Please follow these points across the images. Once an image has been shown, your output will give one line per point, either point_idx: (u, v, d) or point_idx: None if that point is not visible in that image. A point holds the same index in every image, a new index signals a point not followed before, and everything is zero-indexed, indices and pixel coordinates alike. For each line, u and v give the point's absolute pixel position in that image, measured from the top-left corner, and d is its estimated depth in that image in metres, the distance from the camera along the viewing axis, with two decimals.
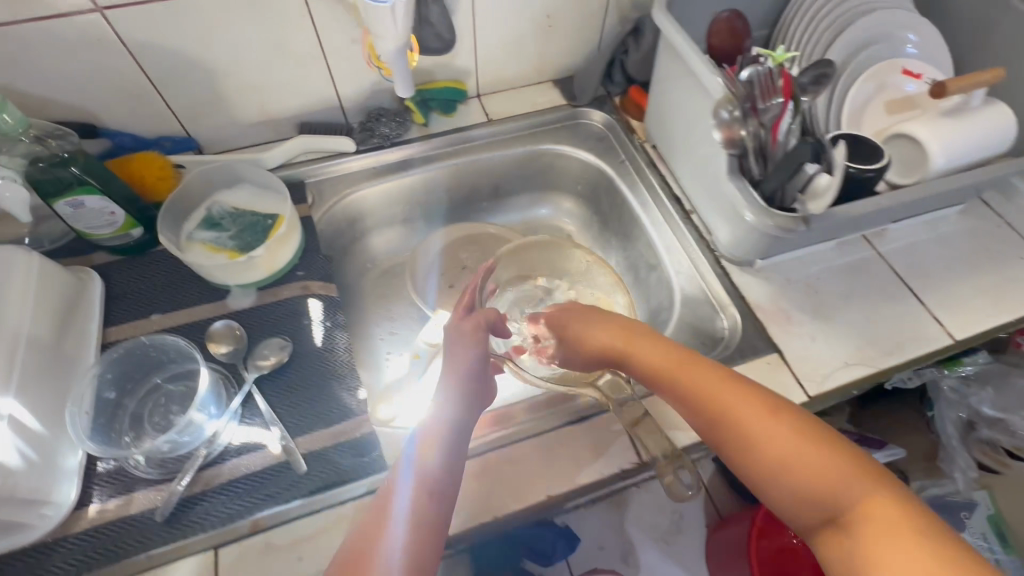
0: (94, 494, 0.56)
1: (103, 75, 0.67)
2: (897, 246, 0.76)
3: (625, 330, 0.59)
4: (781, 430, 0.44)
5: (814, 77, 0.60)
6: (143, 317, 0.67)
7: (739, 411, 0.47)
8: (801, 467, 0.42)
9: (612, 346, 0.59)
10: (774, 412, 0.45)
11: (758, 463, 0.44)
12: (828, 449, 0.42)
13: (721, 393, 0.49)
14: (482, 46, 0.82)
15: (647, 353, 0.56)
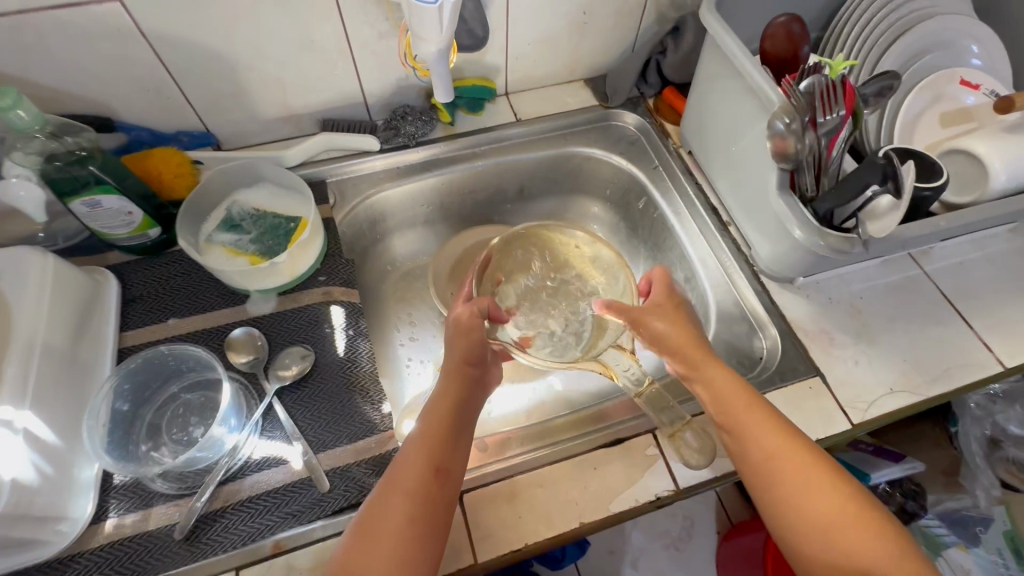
0: (111, 508, 0.54)
1: (122, 67, 0.63)
2: (946, 265, 0.73)
3: (696, 344, 0.58)
4: (836, 501, 0.47)
5: (878, 88, 0.57)
6: (161, 321, 0.65)
7: (797, 475, 0.49)
8: (850, 541, 0.45)
9: (684, 351, 0.57)
10: (832, 483, 0.48)
11: (806, 524, 0.47)
12: (877, 528, 0.45)
13: (784, 453, 0.50)
14: (515, 43, 0.78)
15: (719, 381, 0.55)
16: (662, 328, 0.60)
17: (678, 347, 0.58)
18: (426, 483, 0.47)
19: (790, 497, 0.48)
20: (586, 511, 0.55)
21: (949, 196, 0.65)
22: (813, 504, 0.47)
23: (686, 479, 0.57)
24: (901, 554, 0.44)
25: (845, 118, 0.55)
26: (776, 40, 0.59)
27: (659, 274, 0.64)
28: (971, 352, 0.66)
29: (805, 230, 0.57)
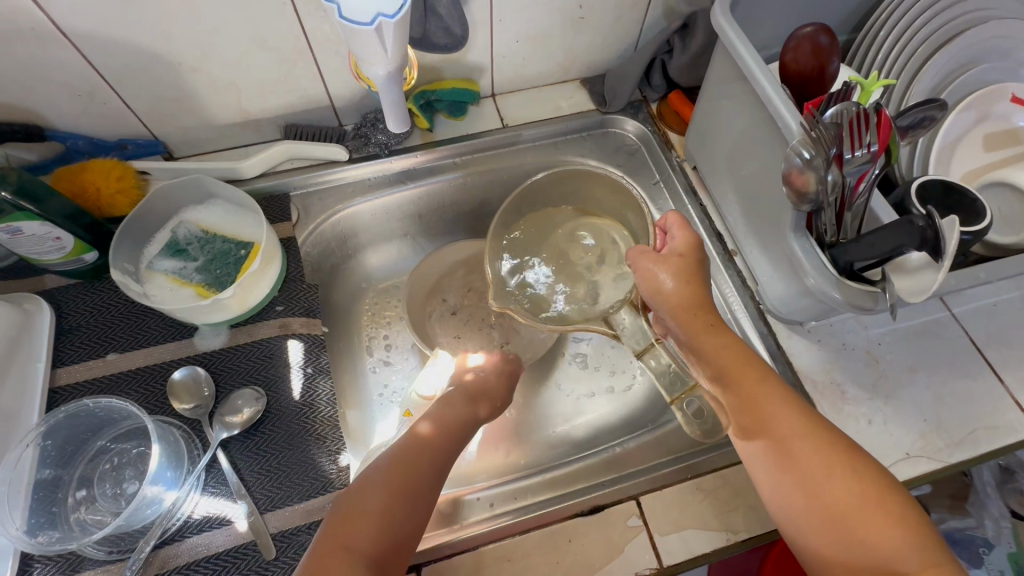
0: (34, 574, 0.49)
1: (45, 70, 0.55)
2: (976, 307, 0.65)
3: (702, 308, 0.49)
4: (854, 483, 0.40)
5: (917, 119, 0.48)
6: (97, 357, 0.58)
7: (806, 456, 0.41)
8: (864, 526, 0.38)
9: (692, 315, 0.48)
10: (850, 463, 0.41)
11: (814, 509, 0.40)
12: (898, 514, 0.38)
13: (796, 433, 0.43)
14: (501, 40, 0.69)
15: (723, 350, 0.47)
16: (671, 286, 0.49)
17: (683, 312, 0.48)
18: (396, 498, 0.45)
19: (801, 480, 0.41)
20: None
21: (991, 235, 0.56)
22: (826, 488, 0.40)
23: (670, 555, 0.51)
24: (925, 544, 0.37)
25: (878, 155, 0.46)
26: (800, 53, 0.50)
27: (677, 221, 0.52)
28: (999, 411, 0.59)
29: (823, 281, 0.49)
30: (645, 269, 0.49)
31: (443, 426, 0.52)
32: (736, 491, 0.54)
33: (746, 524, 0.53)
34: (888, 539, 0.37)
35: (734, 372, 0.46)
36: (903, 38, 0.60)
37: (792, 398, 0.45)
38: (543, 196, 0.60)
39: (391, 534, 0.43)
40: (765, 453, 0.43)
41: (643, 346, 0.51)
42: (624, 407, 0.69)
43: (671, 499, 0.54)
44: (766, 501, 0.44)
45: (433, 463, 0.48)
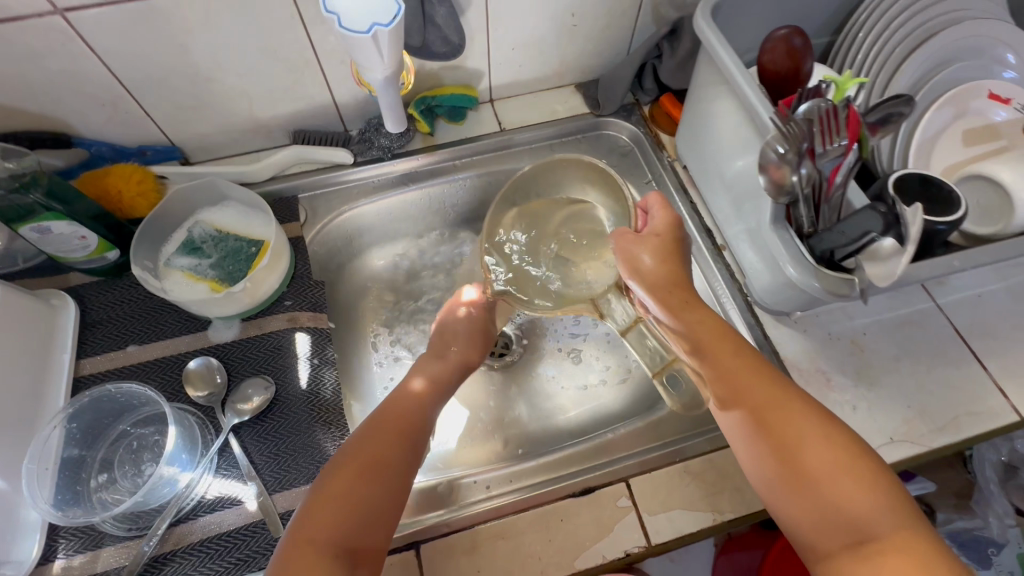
0: (59, 549, 0.52)
1: (73, 82, 0.60)
2: (961, 297, 0.66)
3: (679, 286, 0.49)
4: (829, 449, 0.40)
5: (883, 115, 0.50)
6: (118, 349, 0.62)
7: (781, 425, 0.42)
8: (838, 490, 0.38)
9: (666, 292, 0.48)
10: (824, 430, 0.41)
11: (790, 478, 0.40)
12: (871, 479, 0.38)
13: (771, 403, 0.43)
14: (497, 48, 0.73)
15: (698, 325, 0.47)
16: (650, 264, 0.49)
17: (658, 290, 0.48)
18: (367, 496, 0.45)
19: (778, 448, 0.41)
20: (549, 566, 0.52)
21: (970, 227, 0.58)
22: (803, 455, 0.40)
23: (658, 534, 0.53)
24: (897, 508, 0.37)
25: (849, 148, 0.49)
26: (776, 54, 0.53)
27: (658, 201, 0.53)
28: (983, 398, 0.60)
29: (800, 269, 0.52)
30: (624, 250, 0.50)
31: (399, 417, 0.52)
32: (722, 473, 0.56)
33: (732, 505, 0.55)
34: (861, 503, 0.37)
35: (710, 346, 0.46)
36: (881, 38, 0.63)
37: (768, 368, 0.45)
38: (530, 189, 0.57)
39: (360, 527, 0.44)
40: (743, 423, 0.44)
41: (626, 325, 0.54)
42: (620, 398, 0.71)
43: (659, 481, 0.56)
44: (746, 472, 0.44)
45: (390, 454, 0.48)
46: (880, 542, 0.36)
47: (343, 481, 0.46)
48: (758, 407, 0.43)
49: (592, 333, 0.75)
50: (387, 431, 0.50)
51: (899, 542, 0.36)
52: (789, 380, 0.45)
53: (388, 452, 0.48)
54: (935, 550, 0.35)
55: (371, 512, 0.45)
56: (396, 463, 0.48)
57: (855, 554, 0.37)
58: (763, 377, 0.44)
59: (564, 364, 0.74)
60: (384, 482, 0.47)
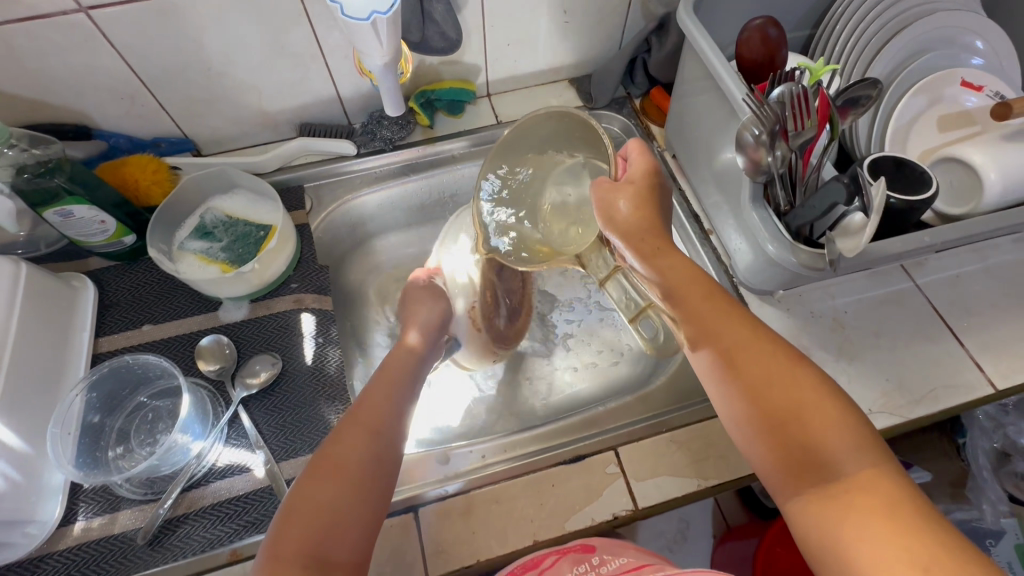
0: (79, 511, 0.56)
1: (94, 77, 0.64)
2: (940, 278, 0.69)
3: (655, 231, 0.50)
4: (798, 389, 0.42)
5: (847, 101, 0.55)
6: (134, 328, 0.66)
7: (752, 364, 0.44)
8: (804, 428, 0.40)
9: (641, 240, 0.49)
10: (794, 372, 0.42)
11: (760, 418, 0.42)
12: (838, 417, 0.40)
13: (745, 346, 0.45)
14: (493, 43, 0.76)
15: (669, 271, 0.48)
16: (626, 211, 0.49)
17: (632, 238, 0.48)
18: (333, 498, 0.43)
19: (746, 388, 0.43)
20: (541, 528, 0.55)
21: (943, 207, 0.61)
22: (774, 395, 0.42)
23: (645, 499, 0.56)
24: (861, 444, 0.39)
25: (820, 130, 0.53)
26: (751, 44, 0.56)
27: (637, 148, 0.53)
28: (960, 372, 0.63)
29: (777, 245, 0.55)
30: (601, 199, 0.49)
31: (359, 425, 0.49)
32: (707, 442, 0.59)
33: (717, 472, 0.57)
34: (828, 441, 0.39)
35: (683, 291, 0.48)
36: (857, 30, 0.66)
37: (739, 311, 0.47)
38: (524, 142, 0.55)
39: (328, 529, 0.42)
40: (713, 365, 0.46)
41: (605, 276, 0.52)
42: (611, 377, 0.74)
43: (647, 448, 0.59)
44: (718, 412, 0.46)
45: (354, 467, 0.45)
46: (844, 478, 0.38)
47: (308, 499, 0.43)
48: (729, 351, 0.45)
49: (588, 320, 0.79)
50: (348, 441, 0.47)
51: (863, 479, 0.37)
52: (759, 321, 0.47)
53: (350, 465, 0.46)
54: (899, 487, 0.36)
55: (343, 526, 0.42)
56: (361, 475, 0.45)
57: (823, 495, 0.38)
58: (734, 320, 0.46)
59: (559, 349, 0.77)
60: (351, 495, 0.44)
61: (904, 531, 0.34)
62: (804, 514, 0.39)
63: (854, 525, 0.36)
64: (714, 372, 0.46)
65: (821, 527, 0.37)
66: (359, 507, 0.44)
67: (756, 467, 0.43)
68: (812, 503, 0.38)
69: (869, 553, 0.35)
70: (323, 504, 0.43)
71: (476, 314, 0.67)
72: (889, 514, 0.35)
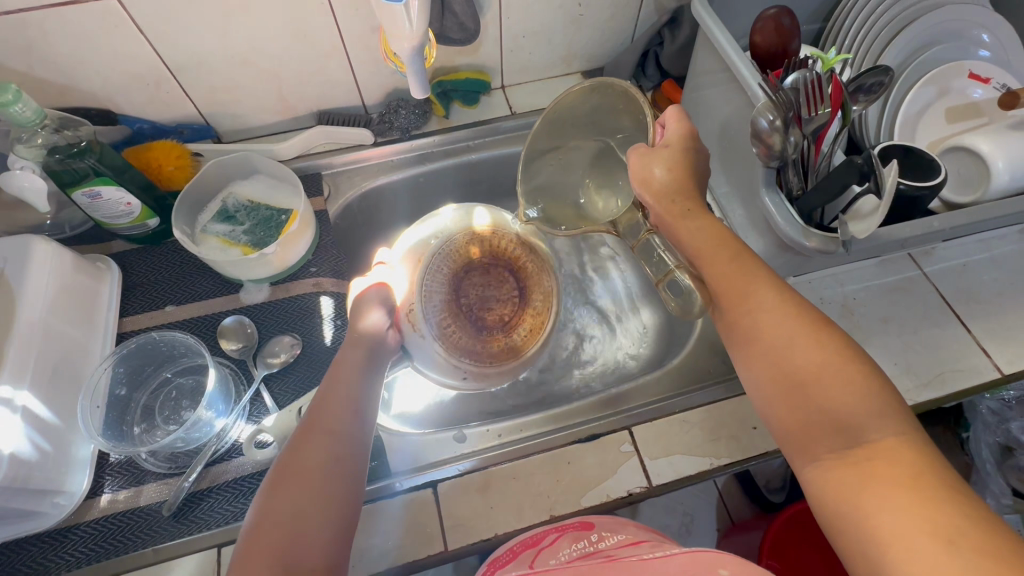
0: (106, 484, 0.57)
1: (122, 62, 0.65)
2: (947, 266, 0.70)
3: (688, 195, 0.52)
4: (819, 356, 0.43)
5: (863, 85, 0.57)
6: (157, 309, 0.67)
7: (775, 327, 0.45)
8: (825, 393, 0.41)
9: (671, 202, 0.52)
10: (816, 338, 0.43)
11: (782, 381, 0.44)
12: (861, 383, 0.41)
13: (770, 310, 0.46)
14: (509, 35, 0.78)
15: (696, 231, 0.51)
16: (662, 175, 0.51)
17: (662, 201, 0.52)
18: (295, 504, 0.44)
19: (769, 352, 0.45)
20: (557, 503, 0.56)
21: (949, 195, 0.63)
22: (795, 360, 0.43)
23: (658, 476, 0.57)
24: (884, 412, 0.40)
25: (833, 115, 0.54)
26: (765, 32, 0.59)
27: (673, 113, 0.54)
28: (967, 357, 0.64)
29: (789, 228, 0.56)
30: (638, 162, 0.52)
31: (318, 428, 0.49)
32: (718, 423, 0.60)
33: (729, 451, 0.59)
34: (847, 408, 0.40)
35: (710, 255, 0.50)
36: (868, 23, 0.67)
37: (766, 277, 0.48)
38: (568, 118, 0.59)
39: (293, 533, 0.42)
40: (735, 329, 0.48)
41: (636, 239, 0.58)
42: (621, 365, 0.76)
43: (661, 429, 0.60)
44: (739, 375, 0.48)
45: (317, 473, 0.46)
46: (863, 444, 0.39)
47: (274, 507, 0.44)
48: (749, 314, 0.46)
49: (597, 312, 0.80)
50: (307, 448, 0.47)
51: (883, 446, 0.38)
52: (783, 284, 0.48)
53: (312, 471, 0.46)
54: (919, 455, 0.37)
55: (309, 533, 0.43)
56: (325, 481, 0.46)
57: (840, 461, 0.39)
58: (759, 284, 0.47)
59: (567, 340, 0.78)
60: (314, 502, 0.44)
61: (926, 498, 0.35)
62: (822, 478, 0.40)
63: (873, 491, 0.37)
64: (735, 336, 0.48)
65: (840, 493, 0.38)
66: (326, 507, 0.45)
67: (776, 433, 0.45)
68: (831, 469, 0.40)
69: (890, 519, 0.35)
70: (287, 513, 0.43)
71: (415, 316, 0.71)
72: (910, 484, 0.36)
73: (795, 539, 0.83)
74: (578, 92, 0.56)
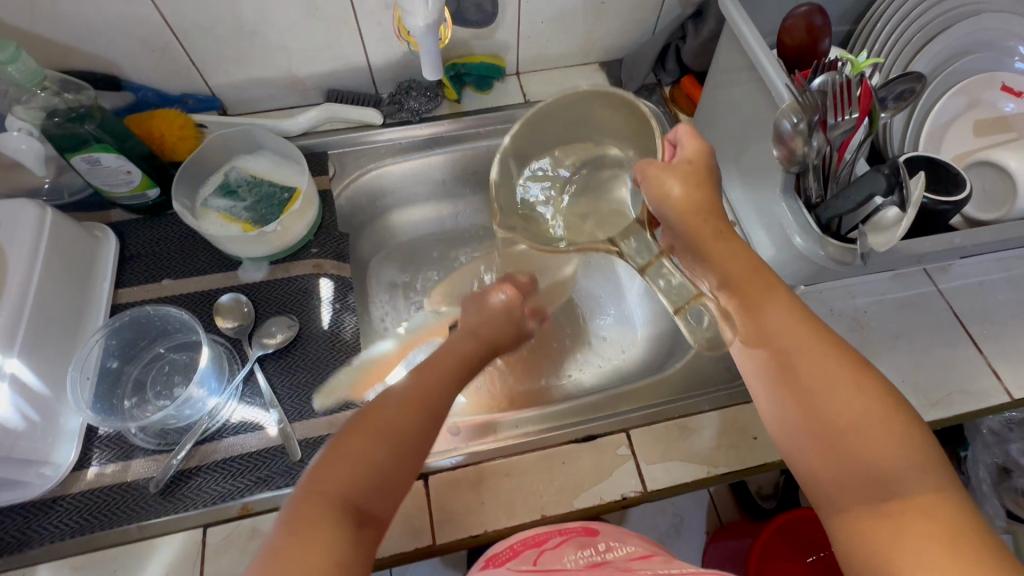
0: (94, 457, 0.56)
1: (127, 26, 0.63)
2: (962, 284, 0.68)
3: (709, 213, 0.51)
4: (855, 401, 0.40)
5: (898, 93, 0.55)
6: (153, 281, 0.66)
7: (813, 366, 0.42)
8: (862, 440, 0.39)
9: (700, 218, 0.51)
10: (855, 380, 0.41)
11: (813, 427, 0.41)
12: (899, 433, 0.38)
13: (803, 348, 0.43)
14: (528, 20, 0.75)
15: (728, 257, 0.49)
16: (679, 192, 0.50)
17: (693, 215, 0.50)
18: (379, 457, 0.40)
19: (799, 395, 0.42)
20: (549, 503, 0.55)
21: (971, 211, 0.60)
22: (827, 404, 0.41)
23: (654, 482, 0.56)
24: (926, 466, 0.37)
25: (861, 121, 0.51)
26: (795, 31, 0.57)
27: (687, 131, 0.53)
28: (977, 379, 0.62)
29: (805, 236, 0.54)
30: (651, 177, 0.51)
31: (434, 387, 0.45)
32: (720, 430, 0.59)
33: (727, 460, 0.57)
34: (883, 458, 0.38)
35: (740, 282, 0.48)
36: (899, 28, 0.65)
37: (802, 312, 0.45)
38: (546, 125, 0.57)
39: (367, 489, 0.39)
40: (766, 365, 0.45)
41: (646, 263, 0.56)
42: (624, 363, 0.75)
43: (658, 433, 0.59)
44: (767, 412, 0.45)
45: (408, 430, 0.41)
46: (903, 499, 0.37)
47: (353, 456, 0.40)
48: (783, 351, 0.44)
49: (603, 318, 0.79)
50: (411, 400, 0.43)
51: (921, 502, 0.36)
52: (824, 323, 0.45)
53: (408, 426, 0.42)
54: (959, 512, 0.35)
55: (378, 493, 0.39)
56: (415, 439, 0.42)
57: (875, 512, 0.37)
58: (799, 324, 0.44)
59: (582, 344, 0.76)
60: (406, 457, 0.41)
61: (963, 561, 0.33)
62: (854, 529, 0.38)
63: (908, 547, 0.35)
64: (765, 369, 0.45)
65: (874, 548, 0.36)
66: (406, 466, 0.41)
67: (799, 475, 0.43)
68: (863, 521, 0.37)
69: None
70: (377, 454, 0.40)
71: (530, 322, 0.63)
72: (951, 546, 0.34)
73: (781, 545, 0.82)
74: (560, 101, 0.53)
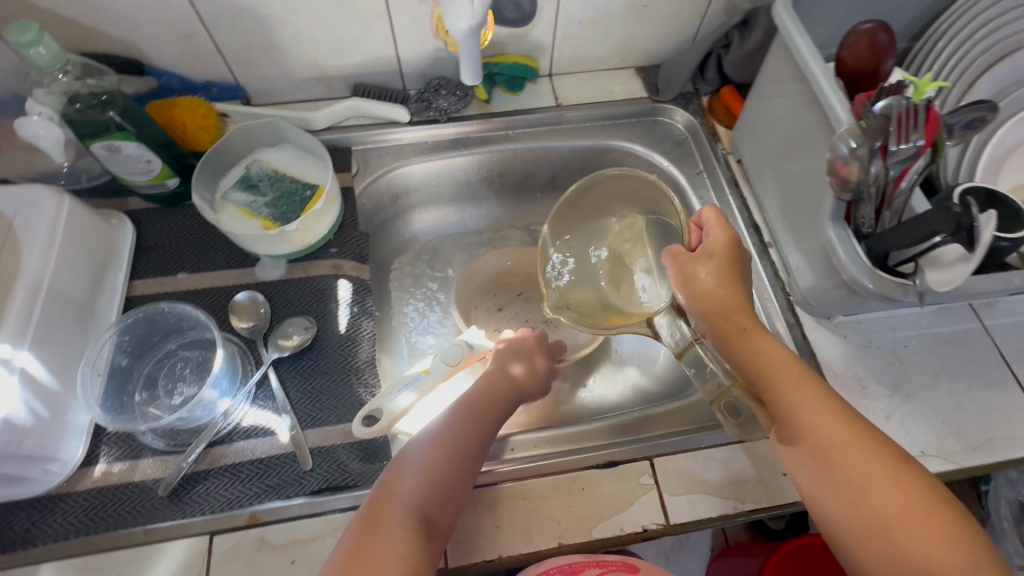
0: (102, 454, 0.55)
1: (154, 11, 0.61)
2: (1009, 322, 0.65)
3: (733, 312, 0.50)
4: (893, 496, 0.40)
5: (968, 120, 0.51)
6: (169, 274, 0.64)
7: (851, 459, 0.43)
8: (909, 538, 0.39)
9: (726, 319, 0.49)
10: (893, 477, 0.41)
11: (860, 521, 0.41)
12: (947, 532, 0.38)
13: (841, 443, 0.43)
14: (566, 21, 0.72)
15: (761, 349, 0.48)
16: (706, 282, 0.50)
17: (713, 310, 0.50)
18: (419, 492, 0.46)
19: (839, 488, 0.43)
20: (566, 531, 0.53)
21: None
22: (871, 499, 0.41)
23: (676, 514, 0.54)
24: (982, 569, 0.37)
25: (923, 149, 0.48)
26: (857, 49, 0.53)
27: (714, 217, 0.52)
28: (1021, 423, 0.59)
29: (854, 267, 0.51)
30: (679, 270, 0.51)
31: (460, 435, 0.51)
32: (748, 465, 0.56)
33: (754, 496, 0.55)
34: (932, 558, 0.38)
35: (770, 371, 0.47)
36: (962, 48, 0.62)
37: (840, 403, 0.45)
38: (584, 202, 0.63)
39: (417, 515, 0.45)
40: (803, 456, 0.45)
41: (681, 347, 0.54)
42: (645, 383, 0.72)
43: (683, 463, 0.57)
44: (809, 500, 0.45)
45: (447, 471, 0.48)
46: None
47: (392, 494, 0.46)
48: (821, 444, 0.44)
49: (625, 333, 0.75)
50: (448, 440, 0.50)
51: None
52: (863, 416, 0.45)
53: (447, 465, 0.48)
54: None
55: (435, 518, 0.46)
56: (451, 483, 0.47)
57: None
58: (835, 418, 0.44)
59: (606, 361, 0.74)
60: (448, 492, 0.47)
61: None
62: None
63: None
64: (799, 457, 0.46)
65: None
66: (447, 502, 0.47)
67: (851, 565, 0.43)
68: None
69: None
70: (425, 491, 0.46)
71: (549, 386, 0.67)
72: None
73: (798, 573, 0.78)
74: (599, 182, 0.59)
